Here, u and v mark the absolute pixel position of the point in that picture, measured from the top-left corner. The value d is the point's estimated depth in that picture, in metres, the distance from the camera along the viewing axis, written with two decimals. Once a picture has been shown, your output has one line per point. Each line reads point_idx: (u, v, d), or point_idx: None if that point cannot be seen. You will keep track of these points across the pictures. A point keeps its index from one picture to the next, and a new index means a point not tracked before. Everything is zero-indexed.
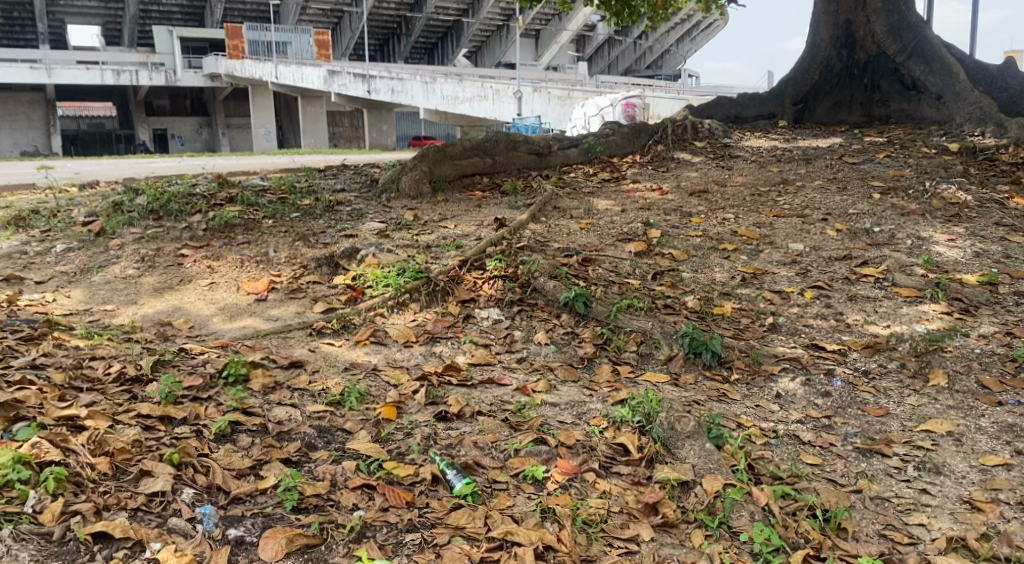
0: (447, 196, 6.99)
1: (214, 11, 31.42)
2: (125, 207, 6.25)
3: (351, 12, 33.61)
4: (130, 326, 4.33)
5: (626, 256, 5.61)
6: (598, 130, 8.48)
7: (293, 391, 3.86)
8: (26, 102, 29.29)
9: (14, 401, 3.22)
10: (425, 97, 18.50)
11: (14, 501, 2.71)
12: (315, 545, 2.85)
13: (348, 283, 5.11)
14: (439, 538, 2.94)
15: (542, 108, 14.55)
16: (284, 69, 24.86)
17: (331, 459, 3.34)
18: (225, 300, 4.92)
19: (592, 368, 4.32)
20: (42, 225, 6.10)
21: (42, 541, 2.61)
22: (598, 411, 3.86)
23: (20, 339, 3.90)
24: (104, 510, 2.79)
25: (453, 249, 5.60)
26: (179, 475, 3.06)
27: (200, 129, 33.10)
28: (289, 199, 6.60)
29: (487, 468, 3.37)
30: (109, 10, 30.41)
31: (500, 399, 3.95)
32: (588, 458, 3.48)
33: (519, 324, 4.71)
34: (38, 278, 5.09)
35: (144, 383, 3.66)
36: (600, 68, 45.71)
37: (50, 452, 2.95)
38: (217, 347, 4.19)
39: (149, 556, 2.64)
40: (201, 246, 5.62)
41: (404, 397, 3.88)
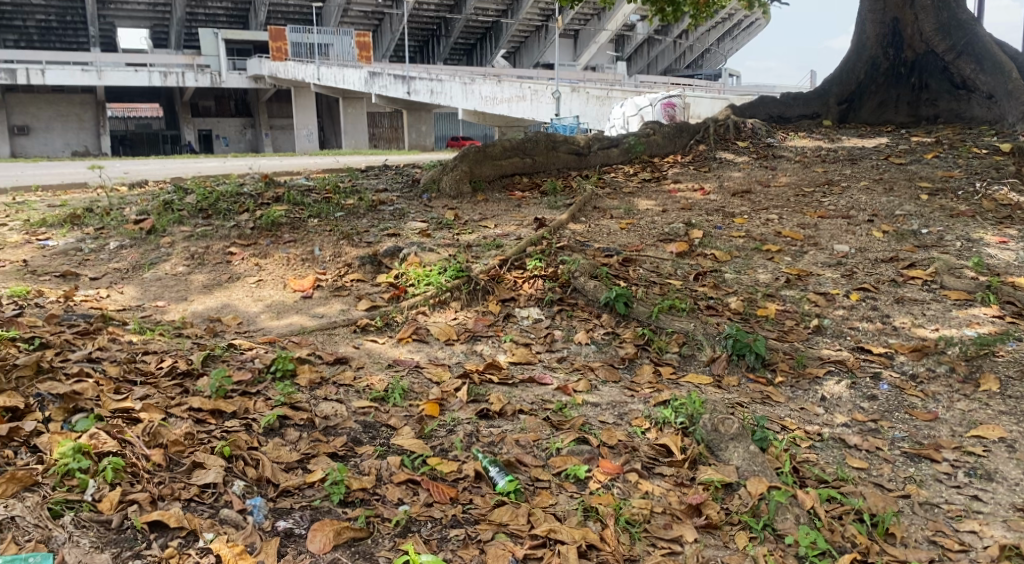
0: (487, 196, 7.02)
1: (258, 13, 31.92)
2: (175, 206, 6.40)
3: (391, 14, 33.93)
4: (180, 322, 4.44)
5: (668, 256, 5.59)
6: (639, 130, 8.46)
7: (338, 386, 3.92)
8: (77, 103, 30.09)
9: (72, 393, 3.33)
10: (464, 98, 18.53)
11: (75, 489, 2.81)
12: (361, 538, 2.90)
13: (391, 282, 5.17)
14: (483, 534, 2.97)
15: (581, 107, 14.51)
16: (325, 70, 25.16)
17: (376, 454, 3.39)
18: (271, 297, 5.01)
19: (633, 368, 4.32)
20: (95, 223, 6.27)
21: (102, 529, 2.70)
22: (640, 411, 3.86)
23: (77, 333, 4.02)
24: (159, 500, 2.87)
25: (494, 248, 5.64)
26: (230, 467, 3.13)
27: (244, 130, 33.68)
28: (333, 198, 6.70)
29: (529, 466, 3.39)
30: (156, 14, 31.08)
31: (541, 398, 3.97)
32: (631, 458, 3.48)
33: (559, 324, 4.73)
34: (93, 274, 5.24)
35: (195, 377, 3.75)
36: (639, 68, 45.47)
37: (107, 442, 3.04)
38: (264, 343, 4.28)
39: (202, 546, 2.71)
40: (248, 244, 5.74)
41: (446, 394, 3.93)
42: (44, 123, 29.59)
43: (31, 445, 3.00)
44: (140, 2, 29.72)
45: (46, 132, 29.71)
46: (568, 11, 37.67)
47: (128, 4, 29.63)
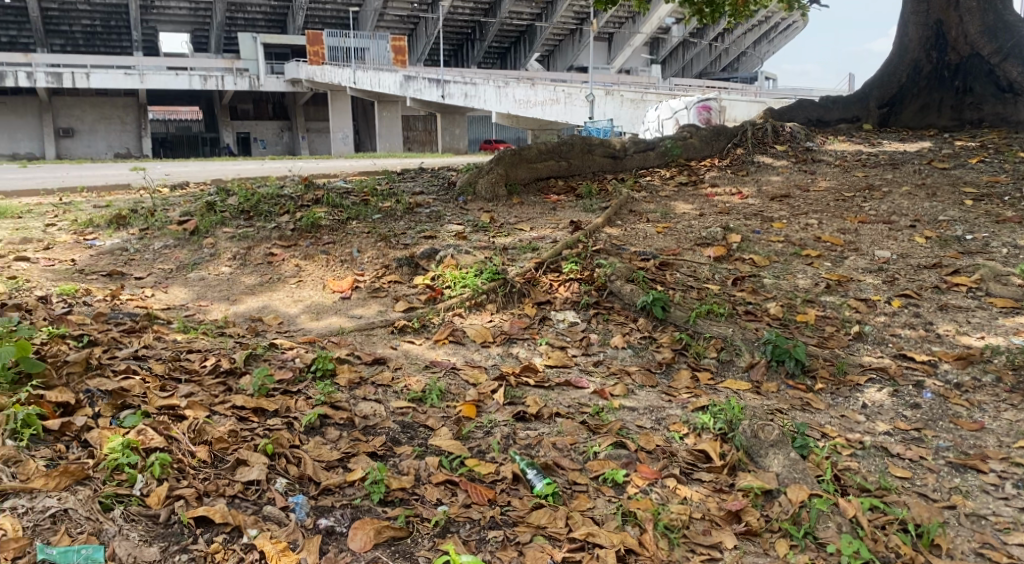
0: (523, 199, 7.03)
1: (295, 18, 32.34)
2: (217, 208, 6.52)
3: (426, 18, 34.22)
4: (223, 321, 4.53)
5: (705, 260, 5.56)
6: (676, 134, 8.43)
7: (376, 386, 3.96)
8: (120, 106, 30.75)
9: (121, 389, 3.41)
10: (497, 101, 18.55)
11: (123, 484, 2.87)
12: (401, 538, 2.93)
13: (427, 284, 5.20)
14: (522, 536, 2.98)
15: (615, 111, 14.46)
16: (362, 75, 25.40)
17: (415, 455, 3.42)
18: (311, 298, 5.08)
19: (671, 373, 4.30)
20: (140, 223, 6.40)
21: (149, 523, 2.76)
22: (678, 417, 3.84)
23: (124, 331, 4.11)
24: (204, 496, 2.93)
25: (530, 252, 5.65)
26: (273, 465, 3.18)
27: (282, 133, 34.09)
28: (371, 201, 6.76)
29: (567, 470, 3.39)
30: (196, 18, 31.65)
31: (578, 402, 3.97)
32: (669, 464, 3.47)
33: (596, 327, 4.72)
34: (138, 274, 5.35)
35: (238, 375, 3.82)
36: (674, 71, 45.26)
37: (155, 438, 3.11)
38: (305, 343, 4.34)
39: (247, 542, 2.76)
40: (289, 246, 5.82)
41: (483, 396, 3.95)
42: (87, 126, 30.27)
43: (82, 440, 3.08)
44: (181, 7, 30.29)
45: (89, 135, 30.38)
46: (603, 14, 37.59)
47: (169, 9, 30.21)
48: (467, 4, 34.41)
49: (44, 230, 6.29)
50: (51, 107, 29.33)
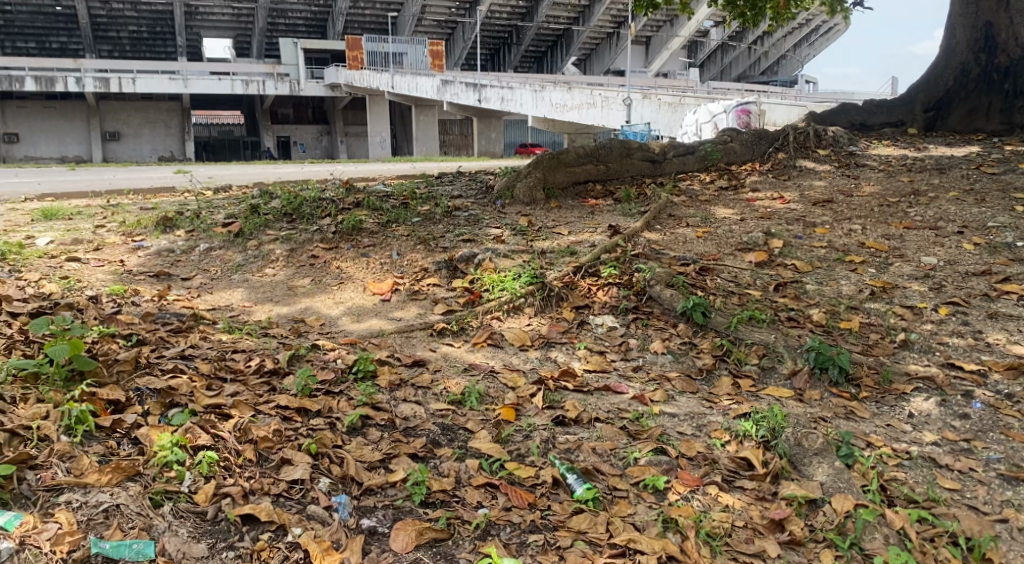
0: (560, 203, 7.03)
1: (334, 23, 32.74)
2: (261, 210, 6.64)
3: (464, 22, 34.45)
4: (267, 322, 4.60)
5: (746, 266, 5.51)
6: (716, 138, 8.37)
7: (416, 388, 3.99)
8: (165, 110, 31.43)
9: (169, 388, 3.48)
10: (534, 105, 18.55)
11: (172, 480, 2.93)
12: (443, 539, 2.94)
13: (466, 287, 5.23)
14: (562, 541, 2.98)
15: (652, 115, 14.35)
16: (400, 79, 25.60)
17: (455, 457, 3.43)
18: (352, 300, 5.14)
19: (711, 380, 4.26)
20: (186, 225, 6.53)
21: (198, 520, 2.81)
22: (720, 423, 3.80)
23: (171, 331, 4.20)
24: (250, 494, 2.97)
25: (568, 256, 5.64)
26: (316, 465, 3.23)
27: (320, 137, 34.48)
28: (410, 204, 6.82)
29: (607, 475, 3.38)
30: (239, 24, 32.23)
31: (618, 407, 3.95)
32: (710, 471, 3.44)
33: (635, 332, 4.70)
34: (184, 275, 5.46)
35: (281, 376, 3.88)
36: (712, 75, 45.08)
37: (202, 437, 3.17)
38: (346, 344, 4.39)
39: (291, 540, 2.80)
40: (330, 248, 5.89)
41: (522, 400, 3.95)
42: (133, 130, 30.97)
43: (132, 437, 3.14)
44: (224, 13, 30.87)
45: (135, 138, 31.08)
46: (640, 18, 37.46)
47: (213, 15, 30.80)
48: (504, 8, 34.54)
49: (94, 232, 6.46)
50: (98, 111, 30.08)
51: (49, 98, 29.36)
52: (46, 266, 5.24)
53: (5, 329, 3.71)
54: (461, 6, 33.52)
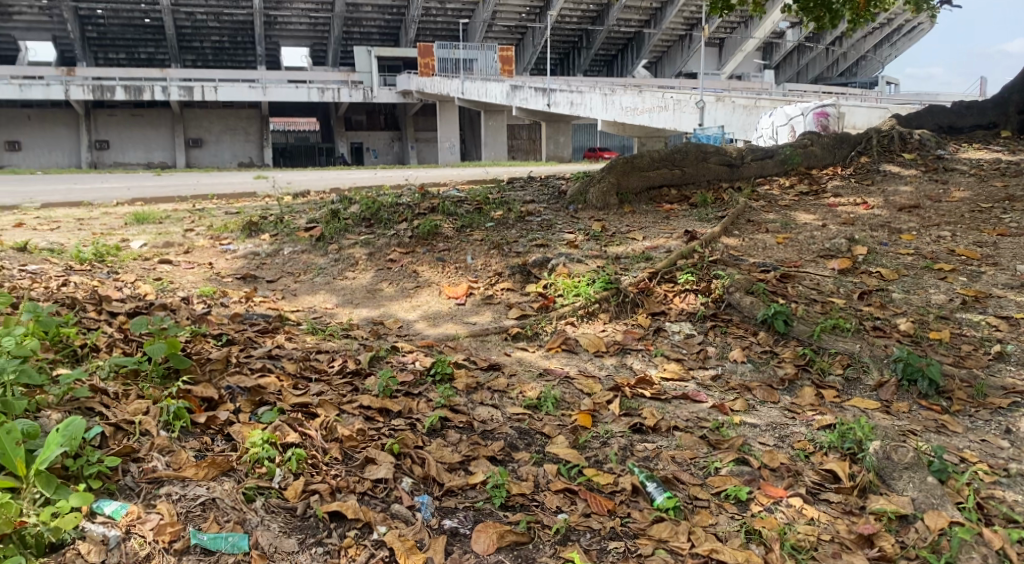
0: (634, 208, 6.99)
1: (406, 31, 33.33)
2: (341, 215, 6.81)
3: (534, 28, 34.63)
4: (348, 324, 4.72)
5: (829, 273, 5.38)
6: (796, 141, 8.21)
7: (492, 392, 4.02)
8: (245, 117, 32.50)
9: (258, 387, 3.60)
10: (603, 109, 18.48)
11: (264, 476, 3.04)
12: (523, 543, 2.96)
13: (540, 291, 5.25)
14: (643, 549, 2.96)
15: (726, 118, 14.09)
16: (471, 85, 25.87)
17: (533, 461, 3.45)
18: (428, 304, 5.23)
19: (794, 390, 4.16)
20: (270, 229, 6.75)
21: (288, 515, 2.90)
22: (803, 435, 3.72)
23: (259, 331, 4.35)
24: (336, 492, 3.05)
25: (643, 261, 5.61)
26: (399, 465, 3.29)
27: (392, 143, 35.09)
28: (484, 209, 6.89)
29: (687, 484, 3.34)
30: (315, 33, 33.13)
31: (696, 415, 3.90)
32: (794, 483, 3.37)
33: (713, 340, 4.64)
34: (269, 278, 5.65)
35: (363, 376, 3.97)
36: (788, 77, 44.18)
37: (290, 434, 3.27)
38: (423, 347, 4.48)
39: (377, 539, 2.86)
40: (407, 252, 6.00)
41: (599, 406, 3.95)
42: (214, 136, 32.14)
43: (225, 433, 3.26)
44: (301, 23, 31.78)
45: (216, 144, 32.25)
46: (714, 20, 36.94)
47: (291, 24, 31.76)
48: (574, 13, 34.51)
49: (184, 235, 6.73)
50: (182, 118, 31.33)
51: (137, 106, 30.73)
52: (141, 268, 5.49)
53: (106, 327, 3.89)
54: (531, 12, 33.72)
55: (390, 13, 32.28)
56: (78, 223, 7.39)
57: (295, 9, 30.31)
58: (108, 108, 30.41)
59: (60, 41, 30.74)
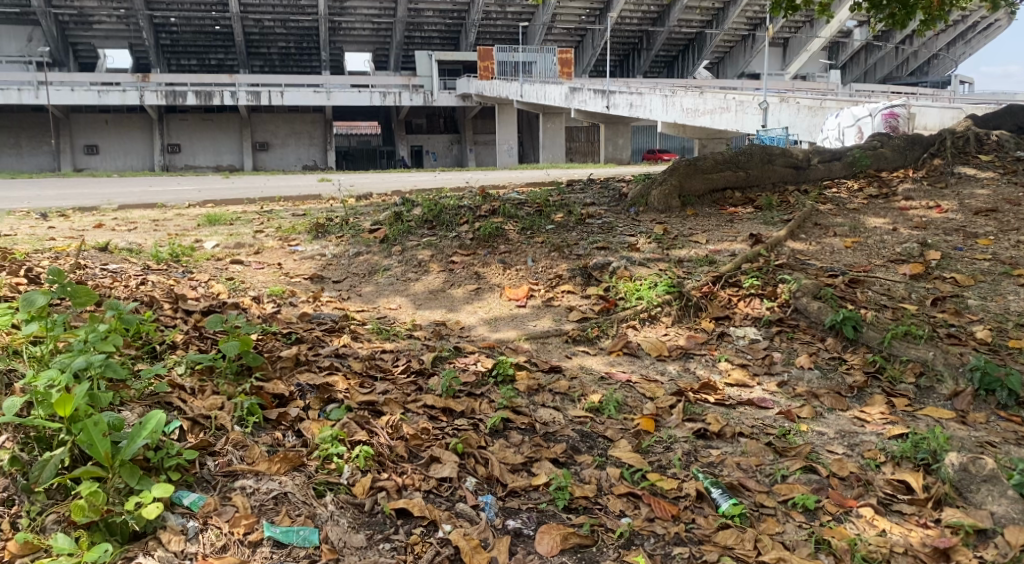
0: (697, 210, 6.92)
1: (466, 35, 33.60)
2: (404, 218, 6.93)
3: (594, 29, 34.54)
4: (411, 325, 4.80)
5: (900, 278, 5.25)
6: (865, 143, 8.03)
7: (554, 394, 4.04)
8: (309, 121, 33.24)
9: (327, 385, 3.69)
10: (664, 110, 18.31)
11: (333, 472, 3.12)
12: (587, 546, 2.96)
13: (601, 295, 5.24)
14: (708, 555, 2.93)
15: (791, 119, 13.81)
16: (530, 88, 25.89)
17: (596, 464, 3.45)
18: (489, 306, 5.29)
19: (863, 398, 4.07)
20: (336, 231, 6.90)
21: (357, 511, 2.97)
22: (873, 443, 3.64)
23: (326, 330, 4.45)
24: (403, 489, 3.11)
25: (707, 265, 5.56)
26: (463, 464, 3.33)
27: (451, 146, 35.47)
28: (545, 211, 6.92)
29: (753, 491, 3.29)
30: (377, 38, 33.68)
31: (762, 422, 3.84)
32: (865, 492, 3.30)
33: (779, 346, 4.56)
34: (336, 278, 5.79)
35: (426, 376, 4.03)
36: (855, 76, 43.01)
37: (358, 432, 3.35)
38: (485, 348, 4.53)
39: (442, 536, 2.91)
40: (468, 254, 6.08)
41: (661, 411, 3.91)
42: (280, 140, 32.97)
43: (296, 429, 3.36)
44: (364, 28, 32.36)
45: (282, 147, 33.06)
46: (778, 20, 36.22)
47: (354, 29, 32.38)
48: (635, 14, 34.27)
49: (255, 236, 6.93)
50: (250, 123, 32.23)
51: (207, 111, 31.74)
52: (214, 268, 5.67)
53: (182, 325, 4.03)
54: (591, 14, 33.66)
55: (450, 17, 32.60)
56: (154, 224, 7.68)
57: (358, 14, 30.91)
58: (180, 113, 31.49)
59: (135, 48, 31.94)
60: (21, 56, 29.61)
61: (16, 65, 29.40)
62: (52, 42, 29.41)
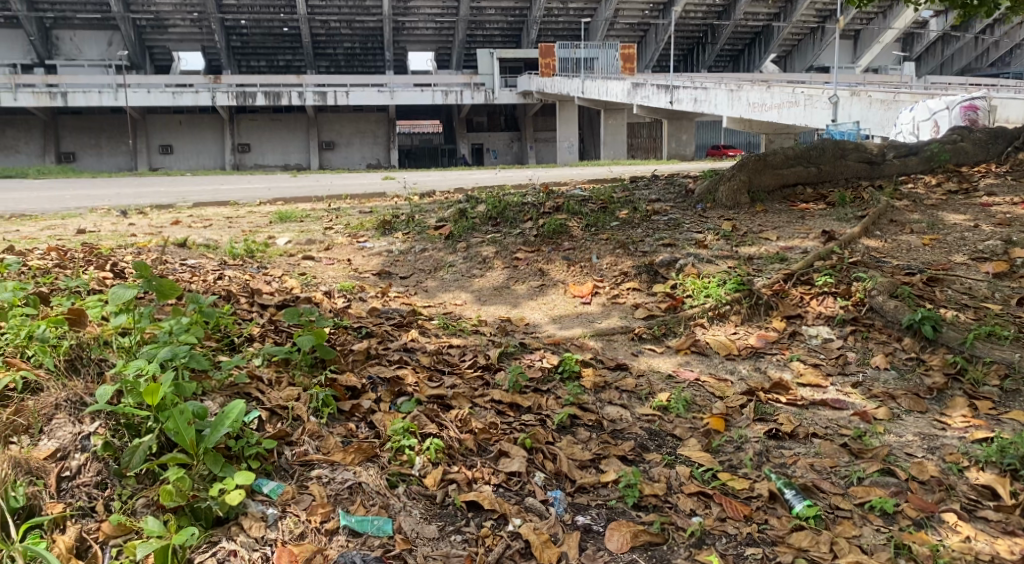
0: (767, 206, 6.79)
1: (528, 32, 33.61)
2: (469, 215, 7.00)
3: (657, 24, 34.18)
4: (478, 320, 4.85)
5: (982, 276, 5.07)
6: (944, 137, 7.78)
7: (621, 391, 4.02)
8: (373, 120, 33.77)
9: (397, 378, 3.76)
10: (729, 105, 17.98)
11: (405, 463, 3.18)
12: (657, 543, 2.94)
13: (668, 292, 5.18)
14: (783, 556, 2.88)
15: (862, 113, 13.41)
16: (591, 84, 25.77)
17: (665, 463, 3.42)
18: (554, 303, 5.29)
19: (943, 400, 3.95)
20: (403, 227, 7.02)
21: (428, 502, 3.02)
22: (955, 447, 3.52)
23: (395, 325, 4.53)
24: (472, 482, 3.15)
25: (778, 262, 5.45)
26: (531, 459, 3.35)
27: (511, 143, 35.50)
28: (609, 208, 6.88)
29: (828, 493, 3.22)
30: (440, 37, 33.98)
31: (836, 423, 3.76)
32: (947, 497, 3.19)
33: (853, 346, 4.46)
34: (403, 274, 5.89)
35: (493, 371, 4.07)
36: (931, 69, 41.53)
37: (428, 425, 3.40)
38: (551, 344, 4.54)
39: (512, 530, 2.93)
40: (533, 251, 6.09)
41: (732, 410, 3.86)
42: (345, 139, 33.57)
43: (368, 421, 3.43)
44: (427, 27, 32.69)
45: (347, 147, 33.65)
46: (849, 12, 35.18)
47: (417, 29, 32.76)
48: (699, 8, 33.75)
49: (325, 233, 7.10)
50: (316, 123, 32.92)
51: (275, 111, 32.57)
52: (287, 263, 5.82)
53: (259, 318, 4.15)
54: (655, 8, 33.31)
55: (513, 15, 32.64)
56: (228, 221, 7.92)
57: (422, 14, 31.30)
58: (249, 113, 32.36)
59: (207, 51, 32.92)
60: (101, 60, 30.86)
61: (97, 68, 30.64)
62: (130, 46, 30.57)
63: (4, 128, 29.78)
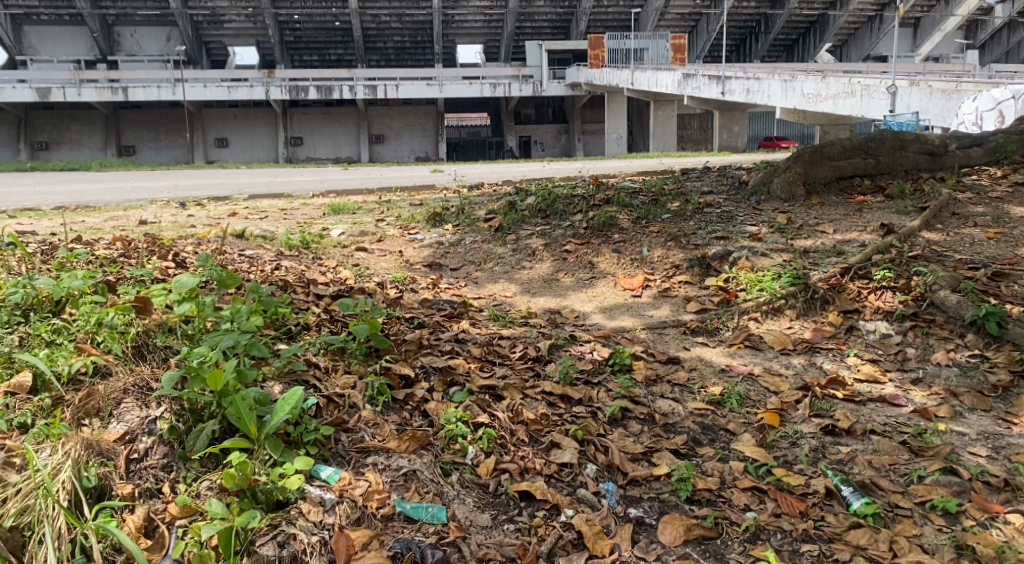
0: (822, 199, 6.65)
1: (577, 23, 33.43)
2: (518, 207, 7.00)
3: (709, 14, 33.66)
4: (528, 312, 4.85)
5: None
6: (1010, 126, 7.52)
7: (673, 385, 3.99)
8: (422, 113, 33.96)
9: (449, 368, 3.80)
10: (782, 96, 17.62)
11: (458, 452, 3.21)
12: (711, 538, 2.92)
13: (720, 286, 5.12)
14: (840, 554, 2.84)
15: (922, 104, 12.75)
16: (641, 75, 25.52)
17: (718, 457, 3.39)
18: (604, 295, 5.27)
19: (1009, 398, 3.83)
20: (452, 220, 7.07)
21: (482, 491, 3.05)
22: (1022, 447, 3.42)
23: (446, 315, 4.56)
24: (525, 472, 3.17)
25: (834, 256, 5.35)
26: (583, 451, 3.35)
27: (559, 136, 35.32)
28: (660, 200, 6.82)
29: (887, 491, 3.16)
30: (489, 30, 34.02)
31: (895, 420, 3.68)
32: (1013, 498, 3.10)
33: (913, 341, 4.36)
34: (453, 266, 5.94)
35: (544, 363, 4.09)
36: (994, 57, 40.06)
37: (480, 415, 3.43)
38: (601, 337, 4.53)
39: (565, 520, 2.95)
40: (582, 243, 6.07)
41: (786, 406, 3.80)
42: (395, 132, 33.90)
43: (422, 410, 3.47)
44: (476, 19, 32.75)
45: (396, 139, 33.94)
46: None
47: (467, 21, 32.84)
48: None
49: (376, 224, 7.19)
50: (366, 116, 33.29)
51: (327, 105, 33.02)
52: (340, 255, 5.91)
53: (315, 308, 4.23)
54: None
55: (562, 7, 32.49)
56: (282, 212, 8.07)
57: (472, 7, 31.37)
58: (301, 106, 32.88)
59: (261, 45, 33.53)
60: (160, 55, 31.69)
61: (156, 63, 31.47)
62: (187, 42, 31.32)
63: (68, 123, 30.96)
